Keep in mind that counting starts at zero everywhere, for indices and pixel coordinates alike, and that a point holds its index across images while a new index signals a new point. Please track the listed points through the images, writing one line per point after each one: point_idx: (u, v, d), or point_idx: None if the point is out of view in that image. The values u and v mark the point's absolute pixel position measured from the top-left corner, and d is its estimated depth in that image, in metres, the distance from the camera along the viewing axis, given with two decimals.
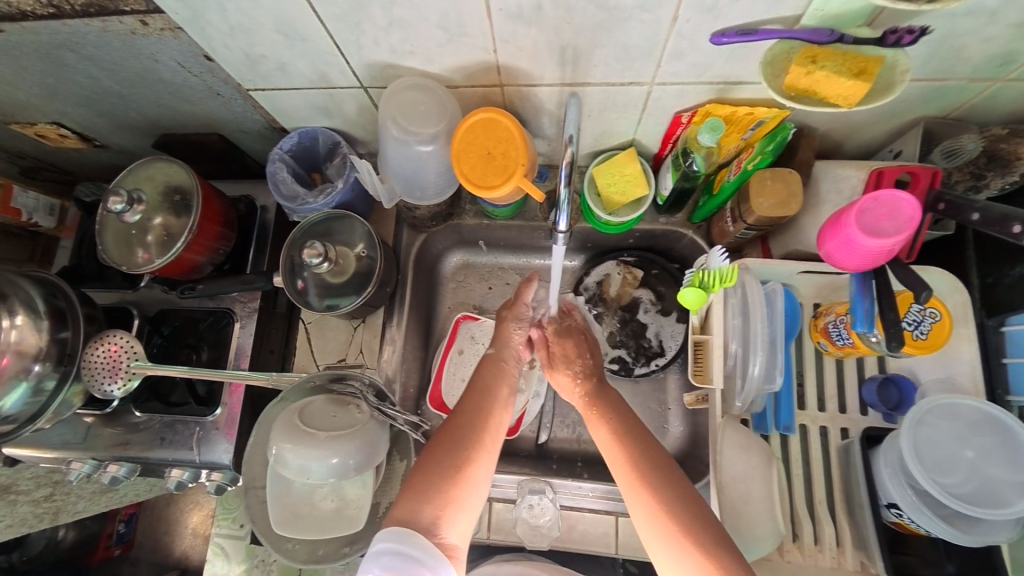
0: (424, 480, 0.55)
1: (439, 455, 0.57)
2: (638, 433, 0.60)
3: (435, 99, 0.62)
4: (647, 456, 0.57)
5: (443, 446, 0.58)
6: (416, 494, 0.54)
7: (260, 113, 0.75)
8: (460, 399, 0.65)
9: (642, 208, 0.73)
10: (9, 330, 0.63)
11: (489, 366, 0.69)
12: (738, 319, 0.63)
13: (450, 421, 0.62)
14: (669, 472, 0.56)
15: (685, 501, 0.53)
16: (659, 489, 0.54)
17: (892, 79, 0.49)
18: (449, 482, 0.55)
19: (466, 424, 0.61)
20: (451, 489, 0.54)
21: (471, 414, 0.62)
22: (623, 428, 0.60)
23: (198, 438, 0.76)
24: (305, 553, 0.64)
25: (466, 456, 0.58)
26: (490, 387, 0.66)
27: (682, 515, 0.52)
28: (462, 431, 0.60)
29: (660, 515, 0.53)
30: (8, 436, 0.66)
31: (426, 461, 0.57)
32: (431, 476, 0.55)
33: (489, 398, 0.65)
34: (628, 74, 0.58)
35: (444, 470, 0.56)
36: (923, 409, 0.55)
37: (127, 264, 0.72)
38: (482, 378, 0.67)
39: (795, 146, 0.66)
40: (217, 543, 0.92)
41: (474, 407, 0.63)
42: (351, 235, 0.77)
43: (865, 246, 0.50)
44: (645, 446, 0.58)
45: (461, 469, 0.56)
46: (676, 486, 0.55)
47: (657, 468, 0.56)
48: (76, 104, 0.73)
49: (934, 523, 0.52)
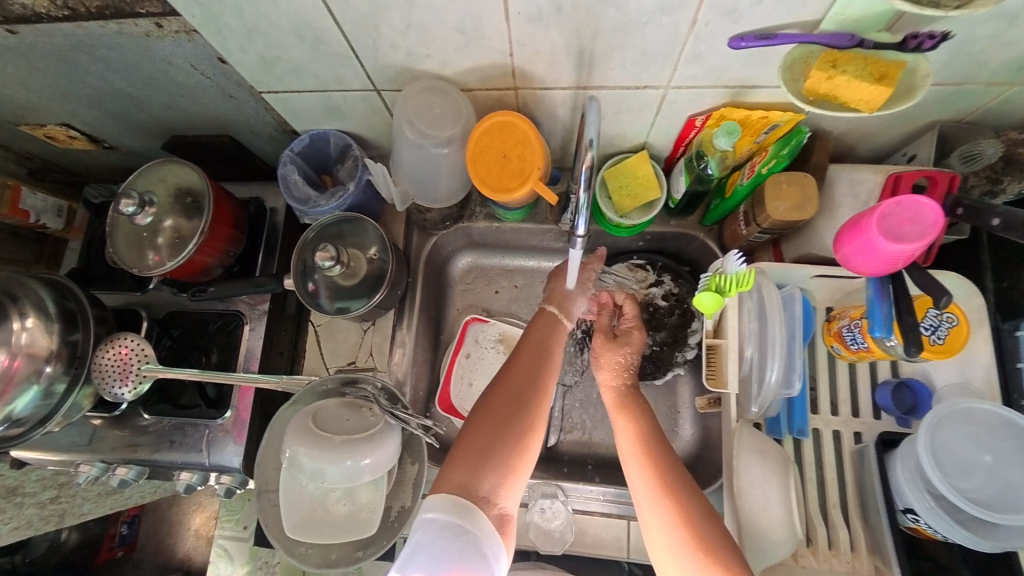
0: (482, 447, 0.57)
1: (498, 424, 0.59)
2: (665, 444, 0.61)
3: (450, 101, 0.62)
4: (677, 474, 0.57)
5: (497, 415, 0.60)
6: (474, 462, 0.55)
7: (272, 115, 0.75)
8: (513, 370, 0.65)
9: (654, 211, 0.73)
10: (20, 332, 0.63)
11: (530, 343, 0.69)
12: (754, 323, 0.62)
13: (500, 391, 0.63)
14: (693, 487, 0.56)
15: (710, 518, 0.54)
16: (682, 504, 0.55)
17: (914, 83, 0.49)
18: (510, 451, 0.57)
19: (518, 395, 0.62)
20: (513, 458, 0.57)
21: (520, 385, 0.63)
22: (650, 438, 0.61)
23: (207, 440, 0.75)
24: (318, 557, 0.64)
25: (525, 425, 0.59)
26: (546, 355, 0.67)
27: (704, 531, 0.52)
28: (518, 399, 0.62)
29: (682, 529, 0.53)
30: (19, 439, 0.65)
31: (483, 429, 0.58)
32: (492, 446, 0.57)
33: (543, 372, 0.65)
34: (644, 78, 0.58)
35: (504, 441, 0.57)
36: (941, 413, 0.55)
37: (138, 266, 0.72)
38: (536, 345, 0.68)
39: (809, 149, 0.66)
40: (221, 545, 0.92)
41: (526, 379, 0.64)
42: (363, 238, 0.76)
43: (886, 251, 0.50)
44: (671, 460, 0.59)
45: (517, 439, 0.58)
46: (700, 503, 0.55)
47: (682, 482, 0.57)
48: (87, 106, 0.73)
49: (952, 528, 0.52)
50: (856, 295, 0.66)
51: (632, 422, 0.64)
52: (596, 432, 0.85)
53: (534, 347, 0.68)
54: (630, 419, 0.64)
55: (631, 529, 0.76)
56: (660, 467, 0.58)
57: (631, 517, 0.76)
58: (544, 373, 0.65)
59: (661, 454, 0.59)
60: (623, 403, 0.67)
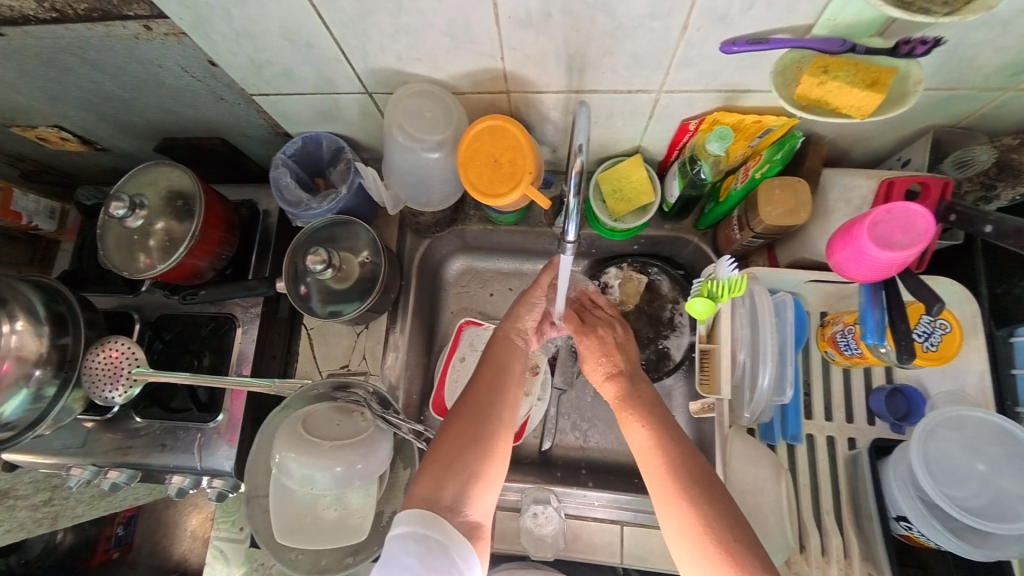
0: (446, 458, 0.56)
1: (462, 433, 0.58)
2: (679, 440, 0.59)
3: (442, 105, 0.61)
4: (688, 470, 0.55)
5: (460, 423, 0.60)
6: (439, 471, 0.55)
7: (264, 118, 0.75)
8: (476, 382, 0.65)
9: (648, 215, 0.73)
10: (9, 335, 0.62)
11: (493, 358, 0.69)
12: (747, 329, 0.62)
13: (463, 402, 0.63)
14: (708, 484, 0.54)
15: (726, 516, 0.52)
16: (696, 504, 0.53)
17: (906, 89, 0.49)
18: (474, 460, 0.56)
19: (483, 408, 0.62)
20: (479, 466, 0.56)
21: (483, 398, 0.63)
22: (662, 436, 0.59)
23: (199, 444, 0.75)
24: (308, 563, 0.63)
25: (488, 434, 0.59)
26: (504, 369, 0.67)
27: (720, 531, 0.51)
28: (482, 411, 0.61)
29: (699, 529, 0.51)
30: (8, 443, 0.65)
31: (449, 439, 0.58)
32: (456, 455, 0.57)
33: (505, 382, 0.66)
34: (636, 82, 0.58)
35: (470, 449, 0.57)
36: (933, 421, 0.55)
37: (129, 269, 0.71)
38: (496, 358, 0.68)
39: (803, 153, 0.66)
40: (216, 546, 0.91)
41: (488, 392, 0.64)
42: (355, 241, 0.76)
43: (877, 259, 0.50)
44: (688, 456, 0.57)
45: (484, 449, 0.58)
46: (718, 502, 0.53)
47: (699, 479, 0.55)
48: (78, 108, 0.72)
49: (944, 537, 0.52)
50: (850, 300, 0.65)
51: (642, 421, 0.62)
52: (591, 436, 0.85)
53: (497, 360, 0.68)
54: (639, 419, 0.62)
55: (626, 534, 0.76)
56: (672, 467, 0.56)
57: (626, 522, 0.76)
58: (506, 387, 0.65)
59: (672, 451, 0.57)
60: (626, 405, 0.64)
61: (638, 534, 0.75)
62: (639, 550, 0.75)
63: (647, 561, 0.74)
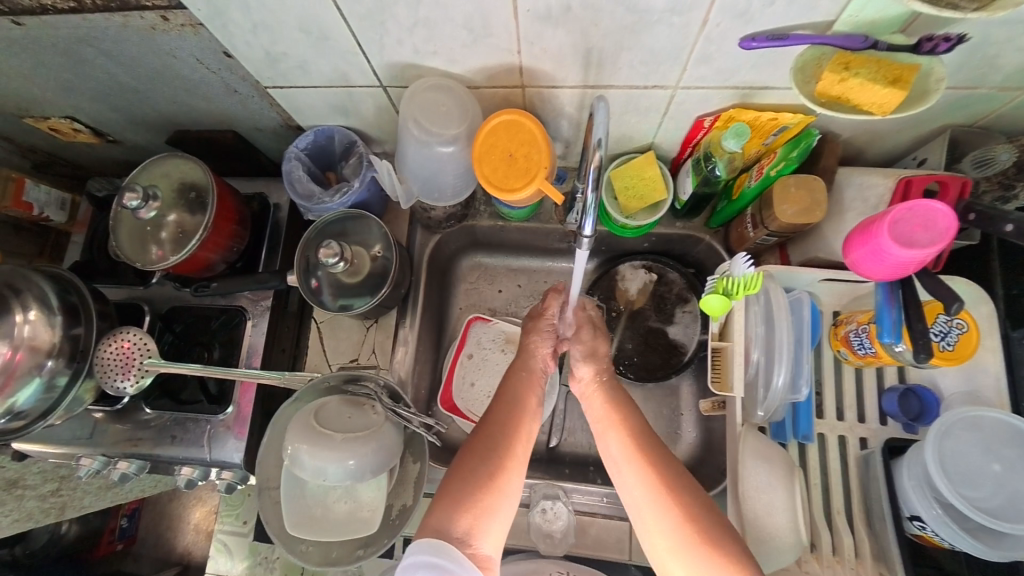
0: (456, 488, 0.55)
1: (474, 462, 0.57)
2: (658, 442, 0.59)
3: (457, 99, 0.61)
4: (672, 470, 0.56)
5: (474, 451, 0.58)
6: (450, 503, 0.54)
7: (277, 111, 0.75)
8: (488, 410, 0.64)
9: (660, 212, 0.72)
10: (22, 324, 0.63)
11: (512, 381, 0.67)
12: (761, 327, 0.62)
13: (479, 428, 0.62)
14: (691, 483, 0.55)
15: (710, 511, 0.53)
16: (680, 498, 0.53)
17: (927, 87, 0.49)
18: (482, 491, 0.55)
19: (494, 438, 0.59)
20: (484, 498, 0.54)
21: (496, 429, 0.60)
22: (638, 436, 0.59)
23: (208, 436, 0.75)
24: (318, 555, 0.63)
25: (500, 463, 0.57)
26: (518, 394, 0.65)
27: (704, 525, 0.51)
28: (493, 439, 0.59)
29: (684, 526, 0.52)
30: (20, 432, 0.65)
31: (457, 473, 0.57)
32: (467, 485, 0.55)
33: (518, 407, 0.64)
34: (652, 78, 0.58)
35: (478, 480, 0.55)
36: (948, 422, 0.54)
37: (141, 261, 0.71)
38: (511, 388, 0.66)
39: (818, 152, 0.65)
40: (220, 540, 0.92)
41: (504, 417, 0.62)
42: (367, 235, 0.76)
43: (897, 257, 0.50)
44: (665, 454, 0.57)
45: (498, 477, 0.56)
46: (698, 496, 0.54)
47: (678, 476, 0.55)
48: (91, 99, 0.72)
49: (960, 537, 0.52)
50: (864, 300, 0.65)
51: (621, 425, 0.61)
52: None
53: (515, 384, 0.67)
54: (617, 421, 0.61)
55: (634, 531, 0.76)
56: (655, 464, 0.56)
57: None
58: (523, 412, 0.63)
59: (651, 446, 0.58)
60: (610, 408, 0.63)
61: None
62: None
63: None
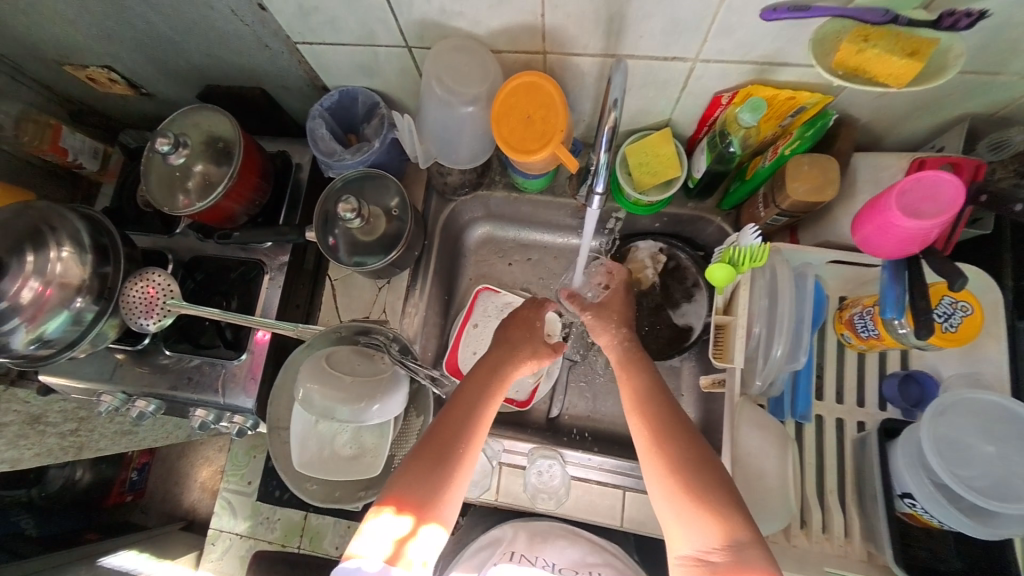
0: (408, 482, 0.56)
1: (432, 457, 0.58)
2: (665, 394, 0.63)
3: (479, 61, 0.63)
4: (670, 424, 0.60)
5: (428, 444, 0.59)
6: (403, 498, 0.55)
7: (304, 70, 0.77)
8: (449, 404, 0.64)
9: (672, 189, 0.73)
10: (55, 261, 0.65)
11: (476, 379, 0.67)
12: (764, 301, 0.62)
13: (440, 420, 0.62)
14: (686, 433, 0.59)
15: (707, 472, 0.55)
16: (675, 453, 0.57)
17: (944, 63, 0.49)
18: (433, 487, 0.56)
19: (450, 437, 0.60)
20: (435, 495, 0.56)
21: (454, 428, 0.60)
22: (649, 392, 0.63)
23: (223, 380, 0.77)
24: (322, 493, 0.68)
25: (453, 462, 0.58)
26: (479, 399, 0.64)
27: (702, 487, 0.54)
28: (450, 441, 0.59)
29: (670, 474, 0.56)
30: (47, 360, 0.69)
31: (413, 470, 0.57)
32: (420, 478, 0.56)
33: (479, 409, 0.63)
34: (672, 49, 0.59)
35: (431, 476, 0.56)
36: (945, 402, 0.55)
37: (168, 206, 0.74)
38: (475, 384, 0.66)
39: (834, 134, 0.66)
40: (225, 498, 0.97)
41: (462, 417, 0.61)
42: (383, 195, 0.78)
43: (904, 229, 0.50)
44: (667, 407, 0.62)
45: (447, 473, 0.57)
46: (701, 460, 0.56)
47: (672, 427, 0.59)
48: (129, 49, 0.76)
49: (950, 515, 0.52)
50: (870, 285, 0.66)
51: (631, 383, 0.66)
52: (600, 407, 0.87)
53: (480, 382, 0.66)
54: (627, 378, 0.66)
55: (627, 500, 0.77)
56: (653, 417, 0.61)
57: (628, 488, 0.78)
58: (483, 412, 0.63)
59: (657, 405, 0.62)
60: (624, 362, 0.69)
61: (639, 501, 0.77)
62: (638, 517, 0.77)
63: (647, 529, 0.76)
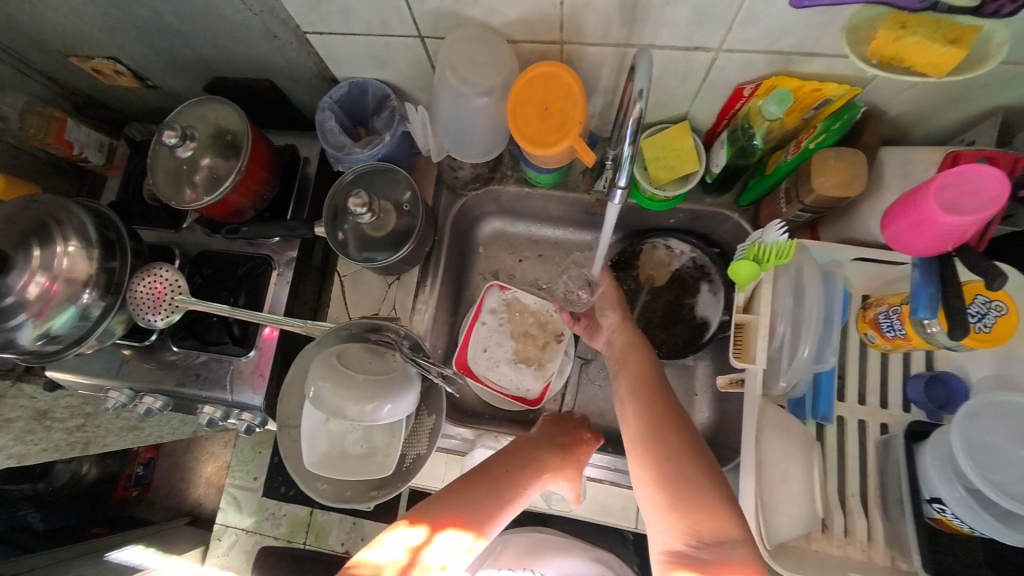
0: (431, 503, 0.57)
1: (459, 490, 0.58)
2: (662, 385, 0.63)
3: (495, 51, 0.61)
4: (664, 412, 0.59)
5: (446, 500, 0.57)
6: (419, 515, 0.55)
7: (313, 61, 0.75)
8: (491, 460, 0.64)
9: (690, 184, 0.71)
10: (62, 256, 0.64)
11: (519, 452, 0.66)
12: (789, 299, 0.60)
13: (462, 481, 0.60)
14: (679, 422, 0.58)
15: (696, 464, 0.53)
16: (665, 442, 0.56)
17: (986, 51, 0.47)
18: (450, 510, 0.56)
19: (480, 489, 0.59)
20: (445, 516, 0.55)
21: (487, 485, 0.60)
22: (648, 381, 0.64)
23: (231, 377, 0.77)
24: (333, 493, 0.66)
25: (473, 504, 0.57)
26: (517, 478, 0.63)
27: (689, 478, 0.52)
28: (479, 489, 0.59)
29: (658, 463, 0.55)
30: (55, 356, 0.68)
31: (439, 497, 0.57)
32: (440, 504, 0.56)
33: (514, 480, 0.62)
34: (696, 38, 0.56)
35: (452, 504, 0.57)
36: (977, 404, 0.53)
37: (175, 200, 0.73)
38: (517, 451, 0.65)
39: (860, 128, 0.64)
40: (231, 493, 0.97)
41: (496, 479, 0.61)
42: (394, 190, 0.76)
43: (943, 225, 0.48)
44: (664, 395, 0.62)
45: (467, 505, 0.57)
46: (689, 452, 0.55)
47: (666, 415, 0.59)
48: (135, 39, 0.74)
49: (981, 520, 0.51)
50: (896, 284, 0.64)
51: (631, 371, 0.67)
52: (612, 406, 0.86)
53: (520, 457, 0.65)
54: (630, 368, 0.67)
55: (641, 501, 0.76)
56: (648, 407, 0.60)
57: None
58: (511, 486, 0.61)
59: (653, 398, 0.61)
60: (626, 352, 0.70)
61: None
62: None
63: None
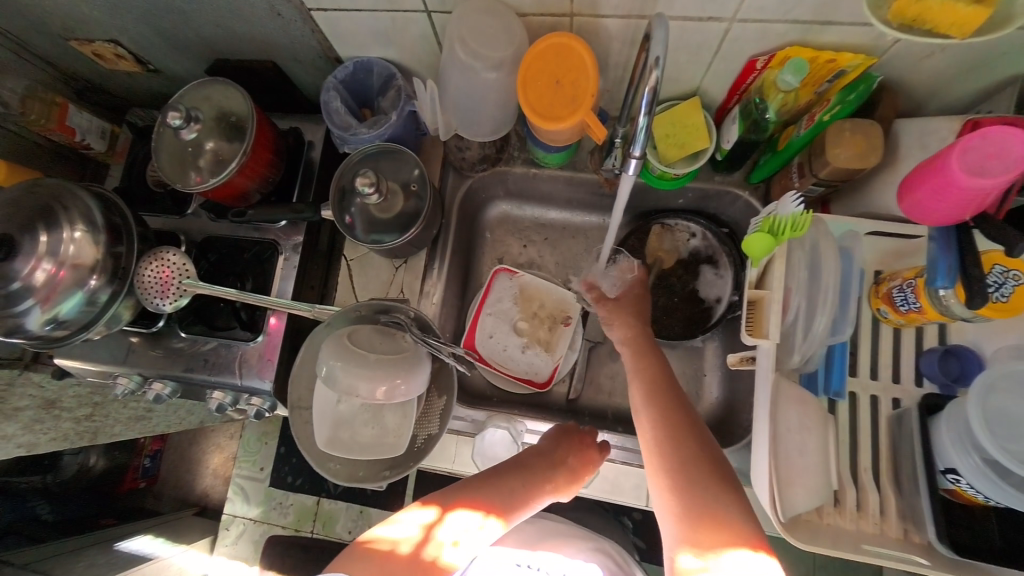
0: (451, 488, 0.57)
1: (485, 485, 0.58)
2: (675, 386, 0.61)
3: (504, 23, 0.60)
4: (678, 415, 0.58)
5: (472, 486, 0.58)
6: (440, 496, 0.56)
7: (318, 40, 0.74)
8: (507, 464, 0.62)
9: (700, 161, 0.70)
10: (68, 242, 0.63)
11: (531, 461, 0.62)
12: (803, 273, 0.60)
13: (496, 471, 0.60)
14: (693, 426, 0.57)
15: (710, 471, 0.53)
16: (681, 446, 0.55)
17: (1014, 11, 0.45)
18: (472, 500, 0.56)
19: (500, 489, 0.58)
20: (468, 501, 0.56)
21: (507, 487, 0.59)
22: (661, 382, 0.62)
23: (240, 362, 0.76)
24: (346, 473, 0.66)
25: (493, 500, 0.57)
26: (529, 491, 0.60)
27: (705, 483, 0.52)
28: (501, 489, 0.58)
29: (673, 467, 0.54)
30: (63, 341, 0.67)
31: (464, 485, 0.58)
32: (465, 489, 0.57)
33: (531, 489, 0.60)
34: (710, 8, 0.55)
35: (475, 497, 0.56)
36: (994, 376, 0.53)
37: (181, 184, 0.72)
38: (530, 459, 0.62)
39: (875, 100, 0.63)
40: (238, 483, 0.98)
41: (513, 485, 0.59)
42: (399, 171, 0.75)
43: (966, 187, 0.49)
44: (677, 397, 0.60)
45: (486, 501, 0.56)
46: (704, 457, 0.54)
47: (681, 419, 0.57)
48: (137, 20, 0.73)
49: (998, 489, 0.50)
50: (908, 259, 0.63)
51: (643, 369, 0.65)
52: (620, 387, 0.86)
53: (536, 471, 0.61)
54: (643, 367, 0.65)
55: None
56: (663, 409, 0.59)
57: None
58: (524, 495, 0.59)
59: (668, 400, 0.59)
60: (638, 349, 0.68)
61: None
62: None
63: None
